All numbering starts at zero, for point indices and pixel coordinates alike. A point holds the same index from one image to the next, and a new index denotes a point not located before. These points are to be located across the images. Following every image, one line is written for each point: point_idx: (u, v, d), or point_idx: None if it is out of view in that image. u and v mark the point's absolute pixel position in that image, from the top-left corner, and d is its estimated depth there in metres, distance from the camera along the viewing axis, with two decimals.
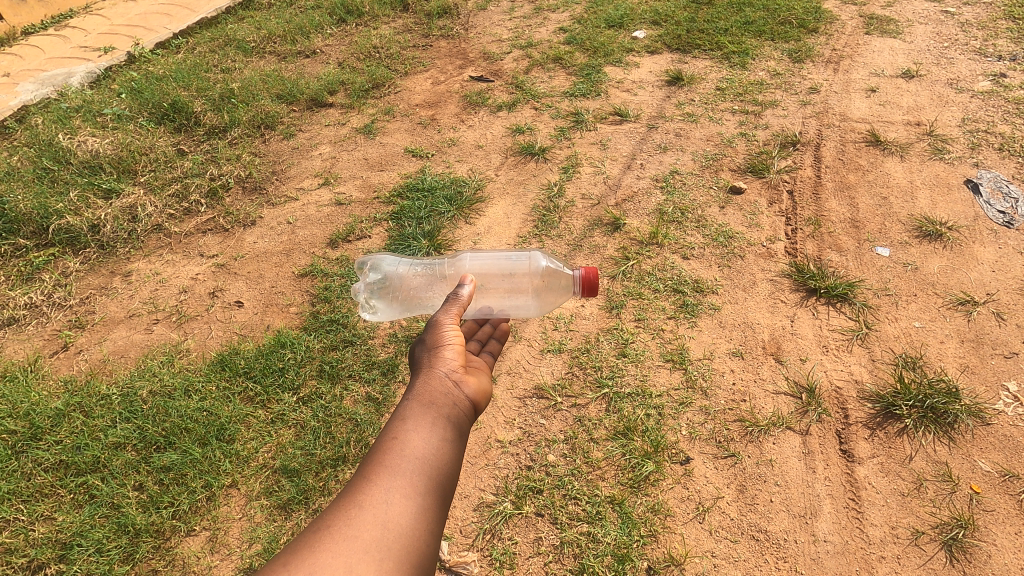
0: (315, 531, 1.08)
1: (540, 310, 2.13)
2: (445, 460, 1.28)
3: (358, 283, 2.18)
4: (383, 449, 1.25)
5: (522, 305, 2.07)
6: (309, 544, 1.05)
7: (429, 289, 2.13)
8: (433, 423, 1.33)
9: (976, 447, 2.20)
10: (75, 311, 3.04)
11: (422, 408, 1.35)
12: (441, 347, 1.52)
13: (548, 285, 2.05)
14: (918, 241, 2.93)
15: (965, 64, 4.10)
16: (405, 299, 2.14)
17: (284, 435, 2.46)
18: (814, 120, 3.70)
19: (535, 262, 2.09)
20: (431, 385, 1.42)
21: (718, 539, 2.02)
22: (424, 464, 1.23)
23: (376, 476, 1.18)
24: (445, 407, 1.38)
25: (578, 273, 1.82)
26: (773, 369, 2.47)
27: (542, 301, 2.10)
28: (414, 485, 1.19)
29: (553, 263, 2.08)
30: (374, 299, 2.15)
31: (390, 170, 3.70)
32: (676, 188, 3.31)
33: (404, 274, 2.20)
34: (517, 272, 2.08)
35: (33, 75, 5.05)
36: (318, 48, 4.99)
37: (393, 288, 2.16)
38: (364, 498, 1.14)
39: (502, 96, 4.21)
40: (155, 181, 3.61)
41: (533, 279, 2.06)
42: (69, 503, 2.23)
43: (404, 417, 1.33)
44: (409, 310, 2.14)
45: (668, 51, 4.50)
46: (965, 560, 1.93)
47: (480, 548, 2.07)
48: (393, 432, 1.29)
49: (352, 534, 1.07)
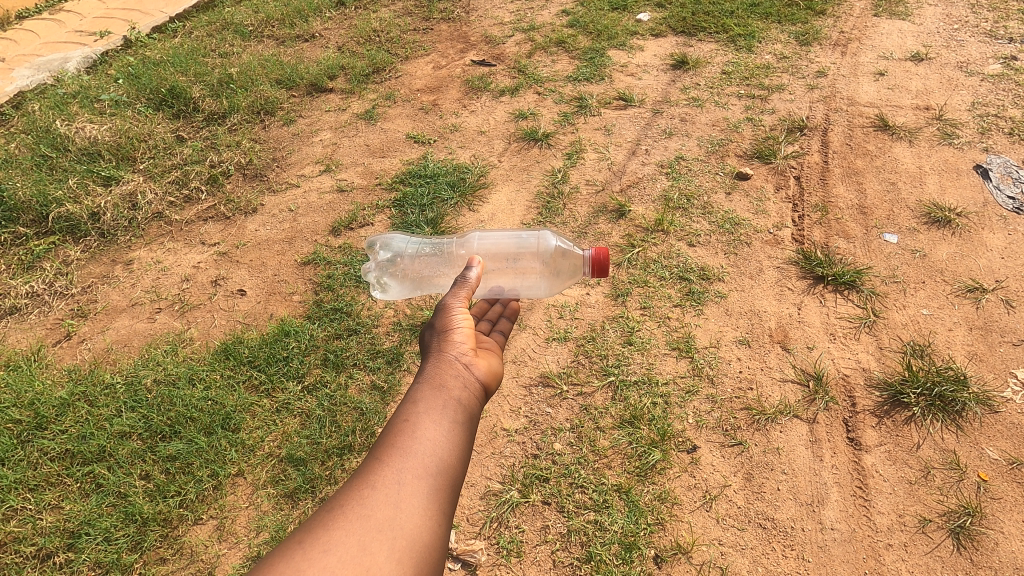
0: (329, 511, 1.09)
1: (551, 292, 2.10)
2: (458, 444, 1.26)
3: (369, 262, 2.20)
4: (394, 432, 1.24)
5: (532, 285, 2.05)
6: (323, 523, 1.06)
7: (438, 269, 2.11)
8: (445, 406, 1.31)
9: (983, 435, 2.20)
10: (76, 299, 3.02)
11: (434, 390, 1.34)
12: (451, 331, 1.50)
13: (557, 266, 2.02)
14: (926, 227, 2.91)
15: (976, 46, 4.04)
16: (416, 277, 2.12)
17: (289, 423, 2.45)
18: (822, 104, 3.65)
19: (544, 241, 2.01)
20: (441, 369, 1.41)
21: (725, 527, 2.03)
22: (437, 447, 1.22)
23: (388, 457, 1.18)
24: (457, 389, 1.36)
25: (588, 254, 1.79)
26: (780, 357, 2.46)
27: (552, 282, 2.06)
28: (425, 465, 1.18)
29: (563, 242, 2.01)
30: (385, 278, 2.17)
31: (392, 156, 3.66)
32: (682, 174, 3.28)
33: (414, 252, 2.18)
34: (527, 252, 2.03)
35: (28, 60, 4.98)
36: (317, 32, 4.91)
37: (402, 266, 2.15)
38: (376, 479, 1.13)
39: (504, 80, 4.15)
40: (155, 167, 3.58)
41: (542, 260, 2.02)
42: (77, 492, 2.24)
43: (415, 400, 1.31)
44: (419, 289, 2.12)
45: (673, 34, 4.44)
46: (971, 548, 1.93)
47: (487, 537, 2.07)
48: (405, 415, 1.28)
49: (364, 513, 1.07)
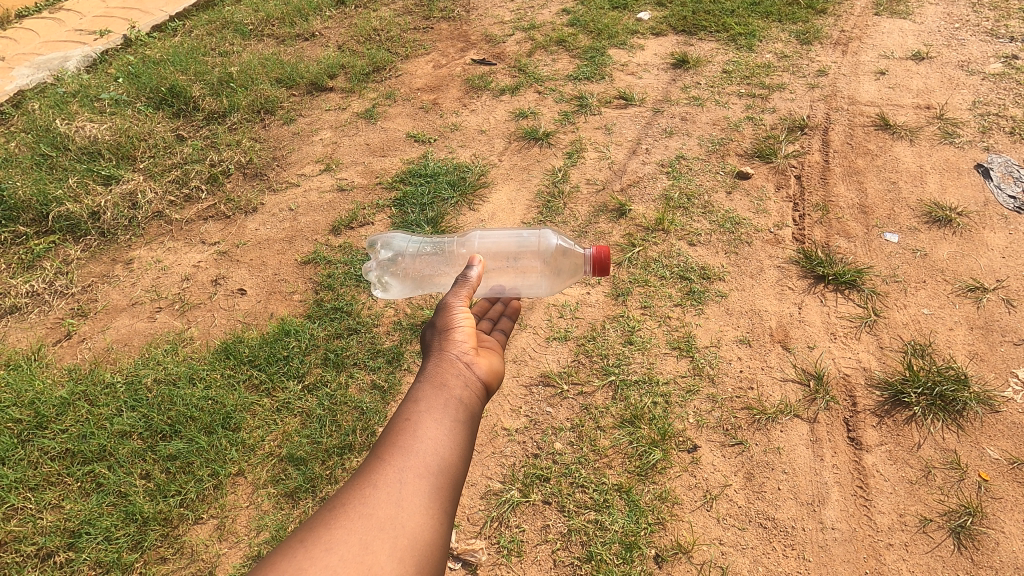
0: (330, 510, 1.09)
1: (552, 290, 2.10)
2: (459, 443, 1.26)
3: (370, 262, 2.21)
4: (396, 431, 1.23)
5: (532, 284, 2.04)
6: (324, 522, 1.06)
7: (439, 268, 2.11)
8: (446, 405, 1.31)
9: (984, 435, 2.20)
10: (76, 299, 3.02)
11: (435, 389, 1.34)
12: (451, 330, 1.50)
13: (558, 265, 2.02)
14: (927, 226, 2.91)
15: (976, 45, 4.04)
16: (416, 277, 2.12)
17: (289, 423, 2.45)
18: (822, 103, 3.65)
19: (544, 240, 2.03)
20: (442, 367, 1.40)
21: (726, 527, 2.02)
22: (438, 446, 1.21)
23: (390, 456, 1.17)
24: (458, 388, 1.36)
25: (589, 252, 1.79)
26: (781, 356, 2.46)
27: (553, 281, 2.06)
28: (426, 465, 1.17)
29: (563, 242, 2.03)
30: (386, 277, 2.17)
31: (392, 155, 3.66)
32: (682, 173, 3.27)
33: (415, 251, 2.18)
34: (527, 251, 2.03)
35: (28, 59, 4.98)
36: (317, 30, 4.91)
37: (403, 265, 2.15)
38: (378, 477, 1.13)
39: (504, 79, 4.15)
40: (155, 166, 3.58)
41: (543, 259, 2.02)
42: (78, 491, 2.24)
43: (416, 399, 1.31)
44: (420, 288, 2.12)
45: (673, 33, 4.43)
46: (972, 548, 1.93)
47: (488, 536, 2.07)
48: (406, 414, 1.27)
49: (366, 512, 1.07)
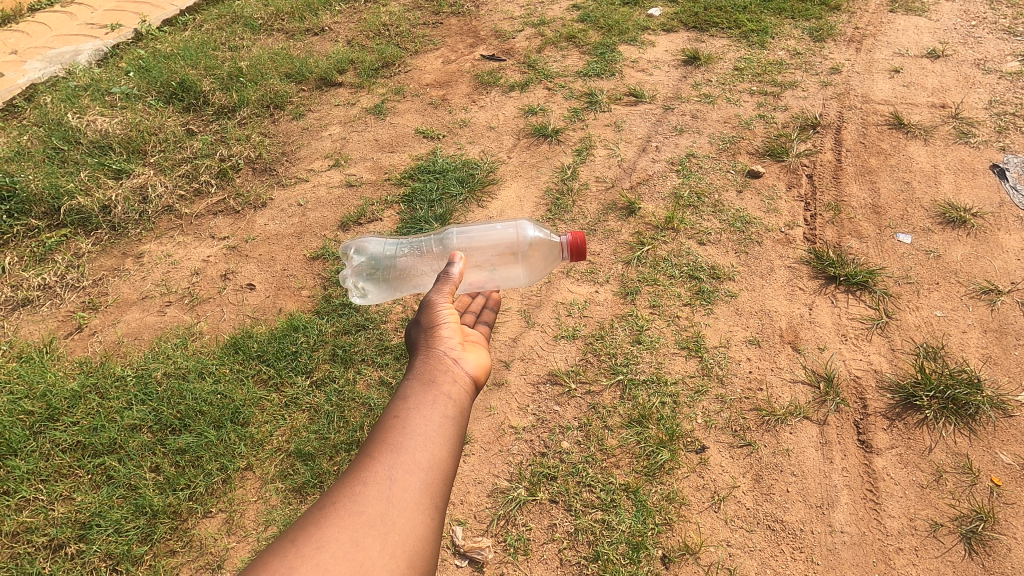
0: (321, 508, 1.09)
1: (531, 279, 2.15)
2: (450, 437, 1.25)
3: (346, 268, 2.20)
4: (385, 429, 1.23)
5: (511, 275, 2.09)
6: (315, 520, 1.05)
7: (418, 269, 2.11)
8: (435, 400, 1.30)
9: (997, 439, 2.17)
10: (88, 292, 3.04)
11: (424, 386, 1.33)
12: (438, 327, 1.49)
13: (537, 255, 2.06)
14: (940, 227, 2.87)
15: (993, 43, 3.98)
16: (397, 279, 2.13)
17: (298, 418, 2.46)
18: (835, 102, 3.61)
19: (522, 232, 2.04)
20: (430, 364, 1.39)
21: (733, 528, 2.02)
22: (428, 442, 1.21)
23: (379, 454, 1.17)
24: (448, 383, 1.35)
25: (565, 239, 1.81)
26: (791, 358, 2.44)
27: (532, 270, 2.11)
28: (416, 460, 1.17)
29: (540, 232, 2.05)
30: (363, 282, 2.19)
31: (401, 151, 3.65)
32: (693, 171, 3.25)
33: (389, 254, 2.16)
34: (505, 243, 2.05)
35: (40, 52, 5.00)
36: (326, 25, 4.90)
37: (381, 269, 2.15)
38: (368, 475, 1.13)
39: (514, 75, 4.13)
40: (166, 161, 3.60)
41: (521, 250, 2.05)
42: (89, 483, 2.26)
43: (405, 396, 1.30)
44: (400, 290, 2.15)
45: (685, 29, 4.39)
46: (984, 553, 1.92)
47: (495, 534, 2.07)
48: (394, 411, 1.27)
49: (357, 509, 1.07)
